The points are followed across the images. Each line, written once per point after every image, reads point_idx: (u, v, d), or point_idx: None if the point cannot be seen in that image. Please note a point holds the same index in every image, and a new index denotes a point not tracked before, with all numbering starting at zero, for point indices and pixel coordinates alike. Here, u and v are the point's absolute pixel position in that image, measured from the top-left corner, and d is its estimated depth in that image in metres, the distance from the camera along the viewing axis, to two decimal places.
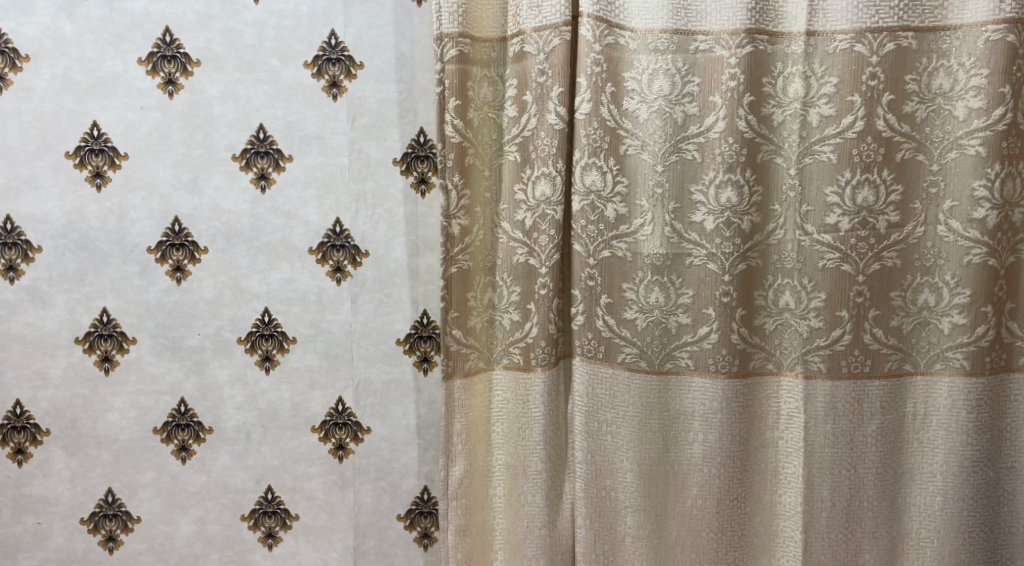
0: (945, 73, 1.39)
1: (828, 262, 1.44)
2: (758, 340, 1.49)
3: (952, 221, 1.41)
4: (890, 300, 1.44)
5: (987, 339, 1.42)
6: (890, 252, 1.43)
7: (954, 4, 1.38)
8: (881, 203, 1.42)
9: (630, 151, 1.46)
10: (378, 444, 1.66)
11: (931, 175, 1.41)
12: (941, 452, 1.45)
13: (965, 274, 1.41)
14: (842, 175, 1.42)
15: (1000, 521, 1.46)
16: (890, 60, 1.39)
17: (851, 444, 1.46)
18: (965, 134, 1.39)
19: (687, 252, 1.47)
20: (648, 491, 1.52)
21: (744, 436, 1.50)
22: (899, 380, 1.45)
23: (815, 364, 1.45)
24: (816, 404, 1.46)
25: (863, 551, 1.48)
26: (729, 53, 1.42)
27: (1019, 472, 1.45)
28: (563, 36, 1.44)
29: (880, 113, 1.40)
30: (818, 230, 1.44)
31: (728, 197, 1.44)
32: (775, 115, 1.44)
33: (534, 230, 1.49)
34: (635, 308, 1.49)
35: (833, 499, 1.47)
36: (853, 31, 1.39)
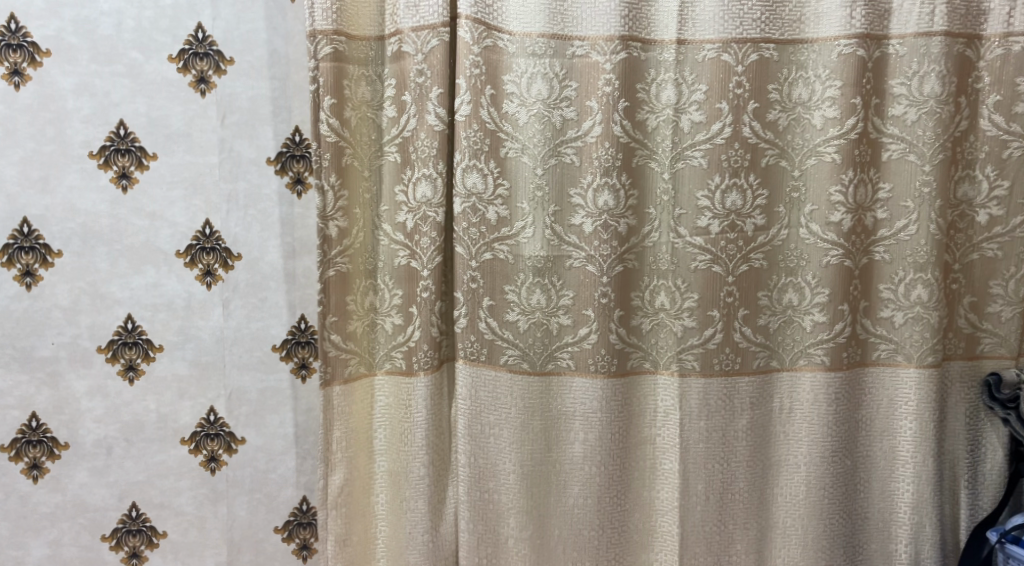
0: (804, 84, 1.48)
1: (699, 263, 1.49)
2: (636, 340, 1.53)
3: (812, 224, 1.49)
4: (757, 300, 1.51)
5: (844, 336, 1.50)
6: (757, 253, 1.50)
7: (810, 20, 1.47)
8: (748, 207, 1.48)
9: (510, 154, 1.48)
10: (253, 455, 1.59)
11: (792, 180, 1.50)
12: (804, 443, 1.53)
13: (824, 274, 1.49)
14: (712, 179, 1.48)
15: (858, 507, 1.55)
16: (753, 70, 1.46)
17: (723, 439, 1.52)
18: (821, 141, 1.48)
19: (567, 254, 1.50)
20: (531, 493, 1.53)
21: (624, 434, 1.53)
22: (766, 376, 1.53)
23: (689, 362, 1.51)
24: (690, 401, 1.52)
25: (735, 542, 1.55)
26: (605, 59, 1.45)
27: (874, 460, 1.55)
28: (441, 36, 1.44)
29: (746, 121, 1.47)
30: (690, 232, 1.49)
31: (606, 200, 1.47)
32: (649, 121, 1.49)
33: (415, 232, 1.48)
34: (517, 310, 1.51)
35: (707, 493, 1.53)
36: (719, 41, 1.46)
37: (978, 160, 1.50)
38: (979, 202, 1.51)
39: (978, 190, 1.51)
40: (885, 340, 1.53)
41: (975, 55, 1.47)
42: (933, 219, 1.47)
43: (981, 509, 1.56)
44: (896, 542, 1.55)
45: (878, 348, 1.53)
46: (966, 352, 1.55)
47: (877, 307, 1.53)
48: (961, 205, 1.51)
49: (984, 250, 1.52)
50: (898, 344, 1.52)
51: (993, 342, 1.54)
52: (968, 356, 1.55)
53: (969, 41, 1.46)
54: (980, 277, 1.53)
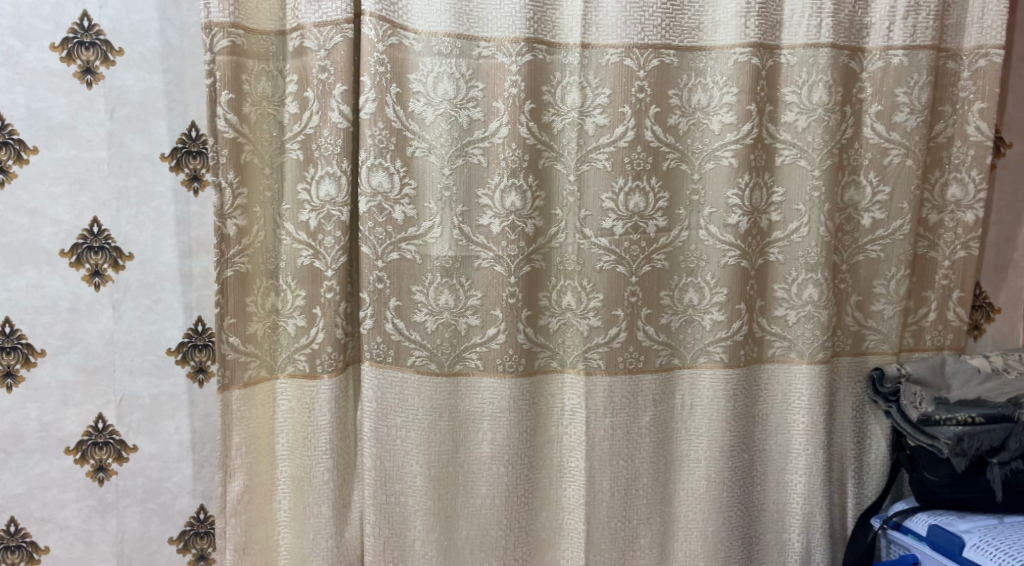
0: (702, 90, 1.53)
1: (604, 263, 1.51)
2: (544, 339, 1.55)
3: (711, 226, 1.54)
4: (660, 299, 1.55)
5: (741, 334, 1.55)
6: (659, 254, 1.54)
7: (708, 28, 1.52)
8: (650, 209, 1.52)
9: (416, 153, 1.47)
10: (146, 463, 1.52)
11: (692, 183, 1.54)
12: (704, 438, 1.58)
13: (723, 275, 1.54)
14: (616, 181, 1.50)
15: (754, 498, 1.61)
16: (655, 76, 1.50)
17: (627, 436, 1.56)
18: (719, 146, 1.52)
19: (474, 255, 1.50)
20: (438, 494, 1.53)
21: (531, 433, 1.55)
22: (668, 373, 1.57)
23: (594, 361, 1.53)
24: (596, 399, 1.54)
25: (639, 537, 1.58)
26: (511, 61, 1.46)
27: (770, 453, 1.62)
28: (345, 33, 1.41)
29: (648, 125, 1.50)
30: (595, 233, 1.51)
31: (513, 201, 1.48)
32: (554, 124, 1.51)
33: (319, 231, 1.45)
34: (424, 311, 1.50)
35: (612, 489, 1.56)
36: (622, 45, 1.48)
37: (862, 166, 1.59)
38: (864, 206, 1.60)
39: (862, 194, 1.59)
40: (779, 337, 1.59)
41: (858, 66, 1.56)
42: (823, 221, 1.54)
43: (866, 496, 1.65)
44: (789, 531, 1.62)
45: (773, 345, 1.60)
46: (852, 348, 1.63)
47: (772, 306, 1.59)
48: (847, 209, 1.60)
49: (868, 251, 1.61)
50: (792, 341, 1.59)
51: (876, 338, 1.63)
52: (854, 352, 1.64)
53: (854, 53, 1.55)
54: (865, 277, 1.62)
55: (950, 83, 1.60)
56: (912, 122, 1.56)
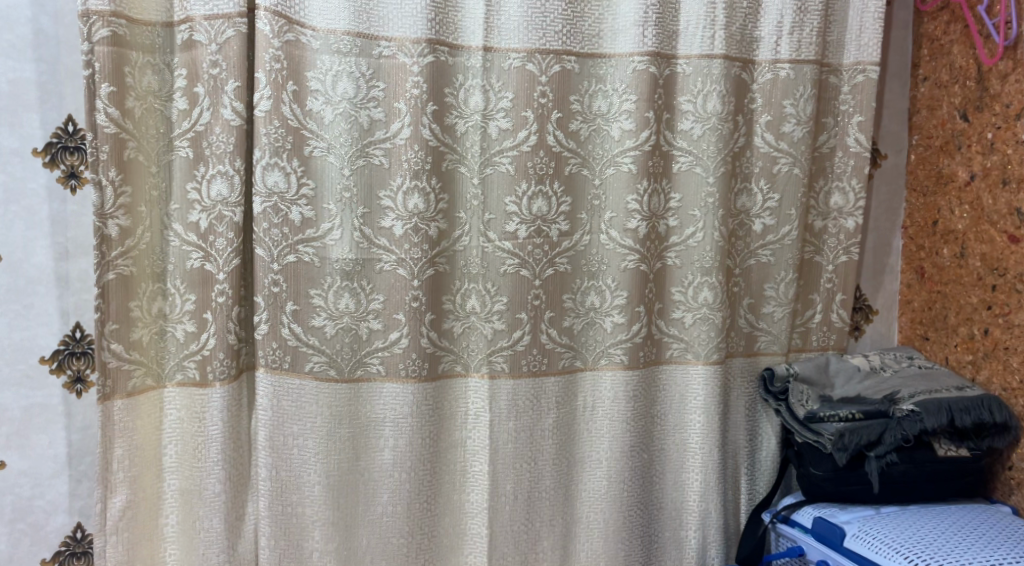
0: (603, 97, 1.55)
1: (508, 267, 1.52)
2: (447, 343, 1.53)
3: (611, 230, 1.57)
4: (562, 302, 1.57)
5: (641, 336, 1.58)
6: (562, 258, 1.55)
7: (607, 36, 1.55)
8: (553, 212, 1.53)
9: (315, 153, 1.43)
10: (16, 480, 1.43)
11: (594, 188, 1.57)
12: (605, 439, 1.61)
13: (623, 278, 1.57)
14: (520, 185, 1.51)
15: (653, 497, 1.65)
16: (556, 81, 1.51)
17: (530, 439, 1.56)
18: (619, 152, 1.55)
19: (377, 257, 1.47)
20: (337, 504, 1.49)
21: (434, 438, 1.53)
22: (571, 376, 1.58)
23: (498, 364, 1.53)
24: (500, 402, 1.54)
25: (542, 540, 1.59)
26: (412, 62, 1.44)
27: (668, 453, 1.65)
28: (237, 27, 1.36)
29: (550, 129, 1.51)
30: (499, 236, 1.51)
31: (415, 203, 1.46)
32: (457, 126, 1.50)
33: (210, 232, 1.39)
34: (323, 315, 1.46)
35: (515, 493, 1.56)
36: (524, 50, 1.49)
37: (753, 174, 1.65)
38: (755, 212, 1.66)
39: (754, 201, 1.65)
40: (676, 339, 1.63)
41: (749, 77, 1.62)
42: (717, 226, 1.59)
43: (757, 492, 1.72)
44: (686, 529, 1.66)
45: (670, 347, 1.64)
46: (745, 349, 1.70)
47: (670, 308, 1.63)
48: (740, 215, 1.66)
49: (759, 256, 1.67)
50: (688, 343, 1.63)
51: (767, 339, 1.70)
52: (747, 353, 1.70)
53: (744, 65, 1.61)
54: (757, 281, 1.68)
55: (832, 96, 1.68)
56: (798, 132, 1.63)
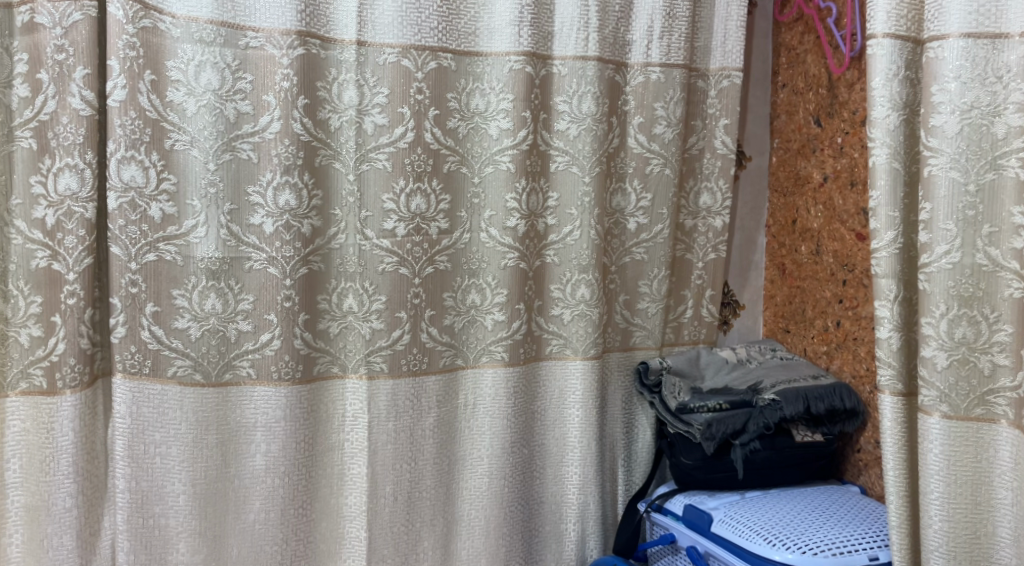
0: (480, 95, 1.55)
1: (386, 265, 1.50)
2: (323, 343, 1.49)
3: (491, 228, 1.57)
4: (442, 300, 1.56)
5: (521, 332, 1.60)
6: (441, 256, 1.54)
7: (483, 34, 1.55)
8: (431, 210, 1.52)
9: (176, 147, 1.37)
10: None
11: (473, 186, 1.57)
12: (485, 436, 1.61)
13: (503, 276, 1.58)
14: (396, 183, 1.49)
15: (534, 492, 1.67)
16: (433, 78, 1.50)
17: (410, 439, 1.55)
18: (497, 151, 1.56)
19: (245, 256, 1.42)
20: (204, 513, 1.43)
21: (309, 441, 1.49)
22: (451, 374, 1.58)
23: (376, 364, 1.51)
24: (379, 403, 1.52)
25: (422, 540, 1.57)
26: (281, 54, 1.40)
27: (548, 448, 1.68)
28: (85, 11, 1.28)
29: (427, 126, 1.50)
30: (376, 234, 1.49)
31: (287, 199, 1.41)
32: (331, 121, 1.46)
33: (57, 229, 1.30)
34: (187, 316, 1.39)
35: (395, 494, 1.54)
36: (399, 46, 1.47)
37: (627, 174, 1.70)
38: (629, 211, 1.70)
39: (628, 201, 1.70)
40: (556, 336, 1.66)
41: (622, 80, 1.67)
42: (592, 225, 1.62)
43: (633, 482, 1.78)
44: (566, 521, 1.69)
45: (550, 343, 1.66)
46: (621, 344, 1.74)
47: (549, 305, 1.65)
48: (615, 214, 1.70)
49: (634, 254, 1.72)
50: (567, 339, 1.66)
51: (642, 334, 1.76)
52: (623, 348, 1.75)
53: (618, 67, 1.65)
54: (632, 277, 1.73)
55: (700, 100, 1.75)
56: (669, 134, 1.69)
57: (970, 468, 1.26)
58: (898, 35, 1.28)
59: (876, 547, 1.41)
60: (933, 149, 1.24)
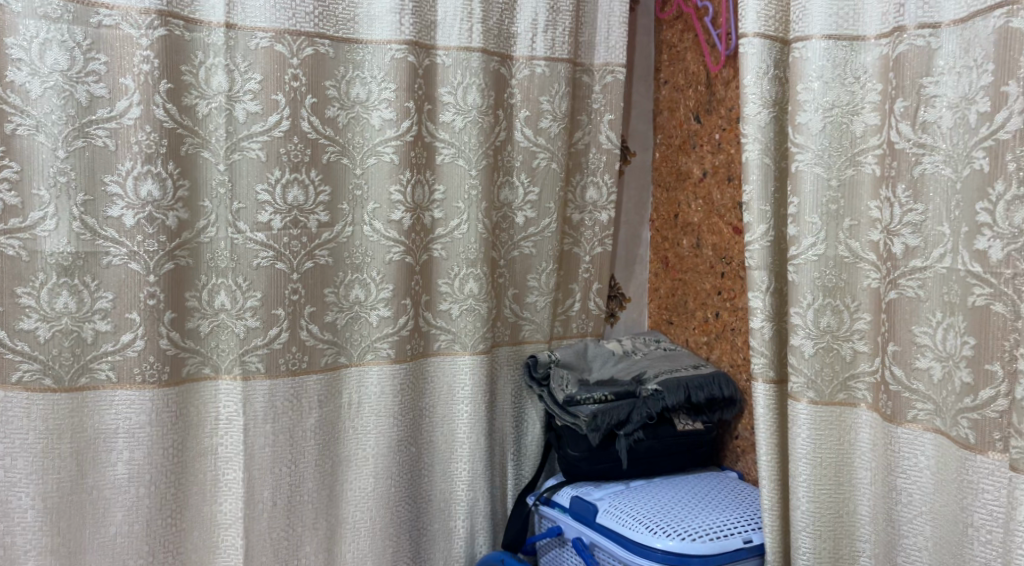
0: (361, 84, 1.50)
1: (261, 260, 1.43)
2: (192, 343, 1.41)
3: (375, 221, 1.53)
4: (323, 296, 1.50)
5: (407, 328, 1.57)
6: (321, 250, 1.49)
7: (363, 21, 1.50)
8: (310, 203, 1.47)
9: (19, 132, 1.26)
10: None
11: (354, 178, 1.52)
12: (369, 436, 1.57)
13: (388, 271, 1.54)
14: (271, 173, 1.43)
15: (421, 491, 1.64)
16: (309, 64, 1.44)
17: (290, 441, 1.49)
18: (380, 142, 1.52)
19: (102, 251, 1.32)
20: (57, 527, 1.33)
21: (178, 447, 1.40)
22: (334, 373, 1.53)
23: (252, 364, 1.44)
24: (255, 405, 1.45)
25: (304, 545, 1.52)
26: (140, 34, 1.31)
27: (436, 446, 1.65)
28: None
29: (304, 115, 1.45)
30: (250, 227, 1.42)
31: (149, 190, 1.33)
32: (198, 107, 1.38)
33: None
34: (35, 317, 1.29)
35: (273, 499, 1.48)
36: (271, 30, 1.41)
37: (514, 167, 1.68)
38: (517, 205, 1.70)
39: (516, 194, 1.69)
40: (444, 331, 1.63)
41: (507, 72, 1.65)
42: (480, 218, 1.60)
43: (523, 476, 1.78)
44: (454, 519, 1.67)
45: (438, 339, 1.63)
46: (510, 338, 1.74)
47: (436, 300, 1.62)
48: (503, 208, 1.69)
49: (522, 248, 1.71)
50: (455, 334, 1.63)
51: (531, 328, 1.75)
52: (512, 342, 1.74)
53: (503, 59, 1.64)
54: (520, 272, 1.72)
55: (585, 95, 1.76)
56: (555, 128, 1.69)
57: (834, 450, 1.32)
58: (766, 35, 1.32)
59: (750, 530, 1.46)
60: (799, 145, 1.28)
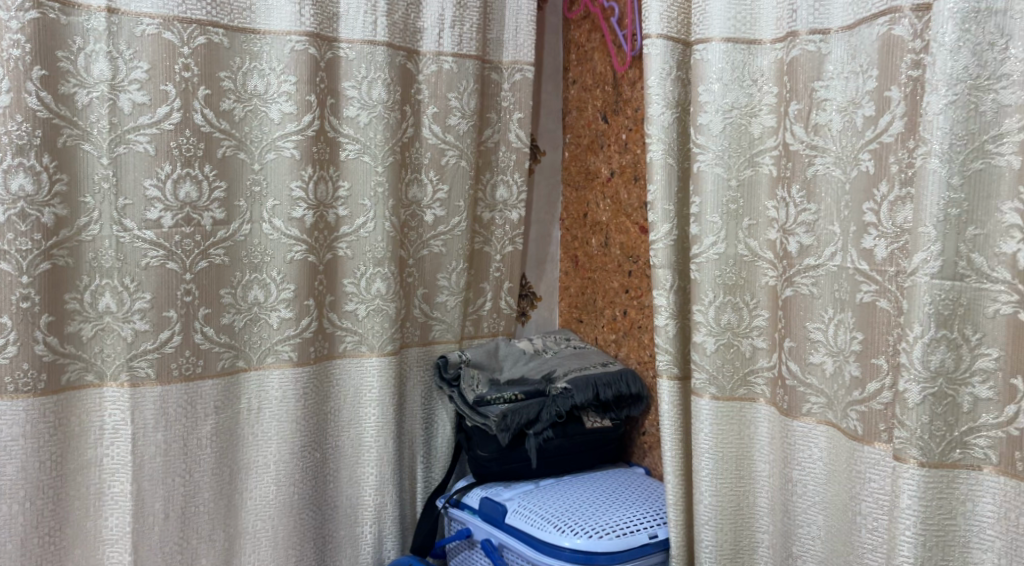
0: (258, 76, 1.44)
1: (151, 259, 1.36)
2: (73, 349, 1.32)
3: (275, 219, 1.47)
4: (220, 298, 1.44)
5: (310, 330, 1.51)
6: (217, 249, 1.42)
7: (260, 10, 1.44)
8: (204, 199, 1.40)
9: None
10: None
11: (252, 174, 1.46)
12: (270, 442, 1.51)
13: (289, 270, 1.48)
14: (161, 168, 1.35)
15: (325, 497, 1.59)
16: (201, 54, 1.38)
17: (184, 449, 1.42)
18: (279, 136, 1.46)
19: None
20: None
21: (57, 459, 1.32)
22: (232, 377, 1.47)
23: (141, 370, 1.37)
24: (144, 412, 1.38)
25: (199, 558, 1.45)
26: (9, 16, 1.21)
27: (341, 450, 1.60)
28: None
29: (196, 107, 1.38)
30: (138, 225, 1.35)
31: (21, 183, 1.24)
32: (77, 96, 1.30)
33: None
34: None
35: (166, 511, 1.40)
36: (159, 16, 1.33)
37: (422, 165, 1.65)
38: (425, 203, 1.66)
39: (424, 192, 1.66)
40: (349, 332, 1.59)
41: (414, 68, 1.62)
42: (387, 216, 1.56)
43: (432, 478, 1.75)
44: (362, 525, 1.62)
45: (343, 341, 1.58)
46: (420, 338, 1.70)
47: (342, 301, 1.57)
48: (411, 206, 1.65)
49: (431, 247, 1.68)
50: (362, 335, 1.59)
51: (441, 328, 1.73)
52: (422, 342, 1.71)
53: (409, 54, 1.60)
54: (429, 270, 1.69)
55: (494, 92, 1.74)
56: (463, 126, 1.67)
57: (735, 444, 1.34)
58: (669, 36, 1.33)
59: (656, 526, 1.47)
60: (701, 146, 1.29)
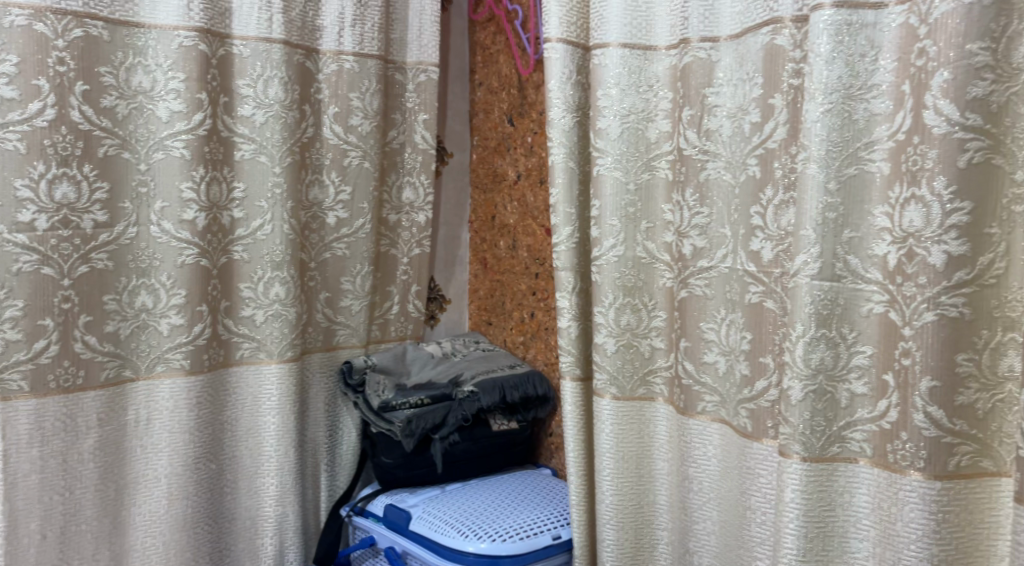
0: (143, 72, 1.38)
1: (24, 264, 1.28)
2: None
3: (164, 222, 1.41)
4: (103, 305, 1.37)
5: (203, 338, 1.45)
6: (99, 253, 1.35)
7: (145, 3, 1.37)
8: (84, 200, 1.33)
9: None
10: None
11: (138, 174, 1.39)
12: (159, 455, 1.44)
13: (179, 275, 1.42)
14: (34, 167, 1.27)
15: (222, 510, 1.52)
16: (78, 48, 1.30)
17: (63, 465, 1.34)
18: (167, 135, 1.40)
19: None
20: None
21: None
22: (118, 388, 1.39)
23: (13, 383, 1.29)
24: (18, 428, 1.30)
25: None
26: None
27: (240, 460, 1.54)
28: None
29: (73, 104, 1.31)
30: (8, 228, 1.27)
31: None
32: None
33: None
34: None
35: (43, 531, 1.33)
36: (29, 7, 1.25)
37: (323, 166, 1.61)
38: (327, 205, 1.62)
39: (326, 193, 1.62)
40: (246, 338, 1.52)
41: (313, 67, 1.58)
42: (285, 219, 1.51)
43: (337, 487, 1.71)
44: (261, 537, 1.57)
45: (240, 347, 1.52)
46: (323, 343, 1.66)
47: (238, 306, 1.52)
48: (312, 208, 1.61)
49: (334, 249, 1.64)
50: (260, 342, 1.53)
51: (345, 332, 1.69)
52: (326, 347, 1.67)
53: (307, 53, 1.56)
54: (333, 274, 1.65)
55: (398, 93, 1.72)
56: (366, 126, 1.63)
57: (636, 444, 1.36)
58: (569, 40, 1.34)
59: (559, 527, 1.47)
60: (600, 149, 1.30)
